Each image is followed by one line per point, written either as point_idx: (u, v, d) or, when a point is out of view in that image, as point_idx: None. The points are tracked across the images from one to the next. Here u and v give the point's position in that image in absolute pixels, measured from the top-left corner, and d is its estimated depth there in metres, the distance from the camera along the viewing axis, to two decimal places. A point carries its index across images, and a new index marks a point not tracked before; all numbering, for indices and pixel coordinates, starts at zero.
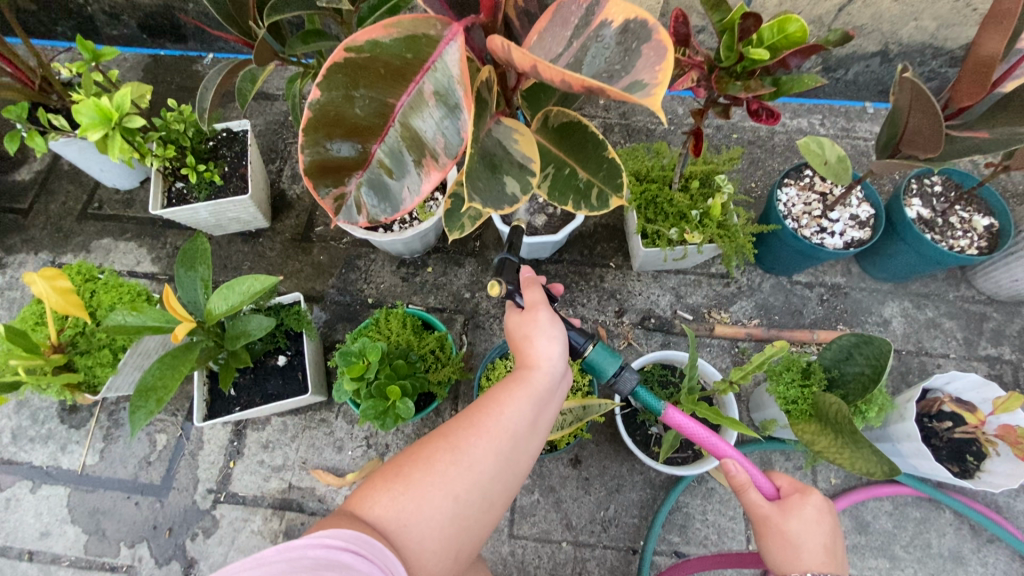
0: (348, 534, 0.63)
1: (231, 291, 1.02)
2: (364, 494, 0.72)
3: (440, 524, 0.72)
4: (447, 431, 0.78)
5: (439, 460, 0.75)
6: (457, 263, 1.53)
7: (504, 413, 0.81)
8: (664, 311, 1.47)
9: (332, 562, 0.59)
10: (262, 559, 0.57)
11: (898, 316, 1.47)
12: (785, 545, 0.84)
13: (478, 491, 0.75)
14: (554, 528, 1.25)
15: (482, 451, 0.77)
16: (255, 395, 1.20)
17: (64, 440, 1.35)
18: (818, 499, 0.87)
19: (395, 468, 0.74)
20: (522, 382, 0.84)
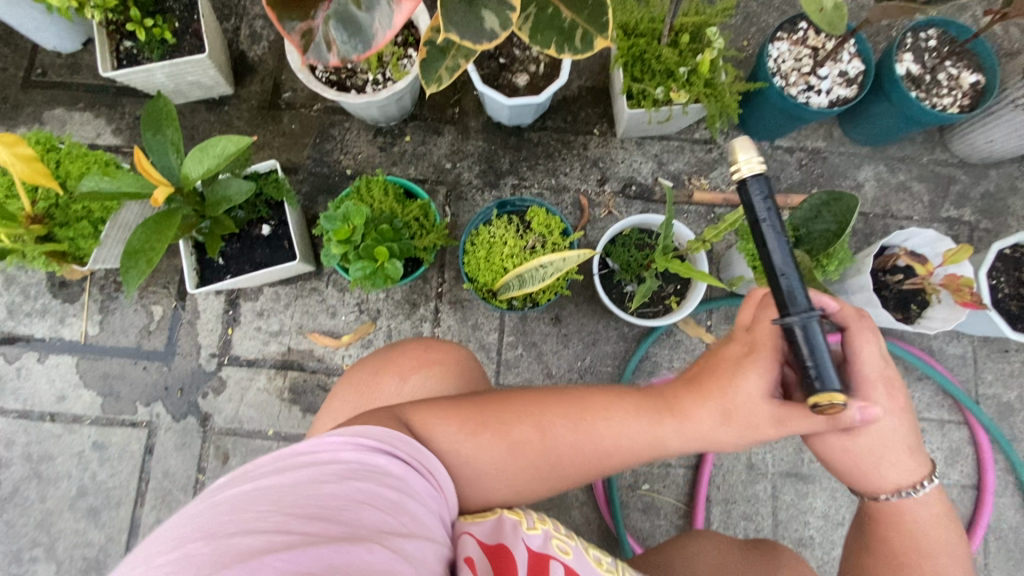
0: (396, 434, 0.69)
1: (205, 154, 0.99)
2: (430, 408, 0.76)
3: (493, 481, 0.76)
4: (556, 404, 0.77)
5: (520, 434, 0.76)
6: (436, 132, 1.48)
7: (608, 420, 0.77)
8: (646, 179, 1.48)
9: (362, 464, 0.63)
10: (292, 463, 0.62)
11: (871, 181, 1.51)
12: (873, 460, 0.73)
13: (539, 466, 0.76)
14: (535, 377, 1.38)
15: (568, 441, 0.76)
16: (243, 263, 1.22)
17: (61, 313, 1.39)
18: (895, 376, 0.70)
19: (475, 413, 0.76)
20: (658, 396, 0.77)
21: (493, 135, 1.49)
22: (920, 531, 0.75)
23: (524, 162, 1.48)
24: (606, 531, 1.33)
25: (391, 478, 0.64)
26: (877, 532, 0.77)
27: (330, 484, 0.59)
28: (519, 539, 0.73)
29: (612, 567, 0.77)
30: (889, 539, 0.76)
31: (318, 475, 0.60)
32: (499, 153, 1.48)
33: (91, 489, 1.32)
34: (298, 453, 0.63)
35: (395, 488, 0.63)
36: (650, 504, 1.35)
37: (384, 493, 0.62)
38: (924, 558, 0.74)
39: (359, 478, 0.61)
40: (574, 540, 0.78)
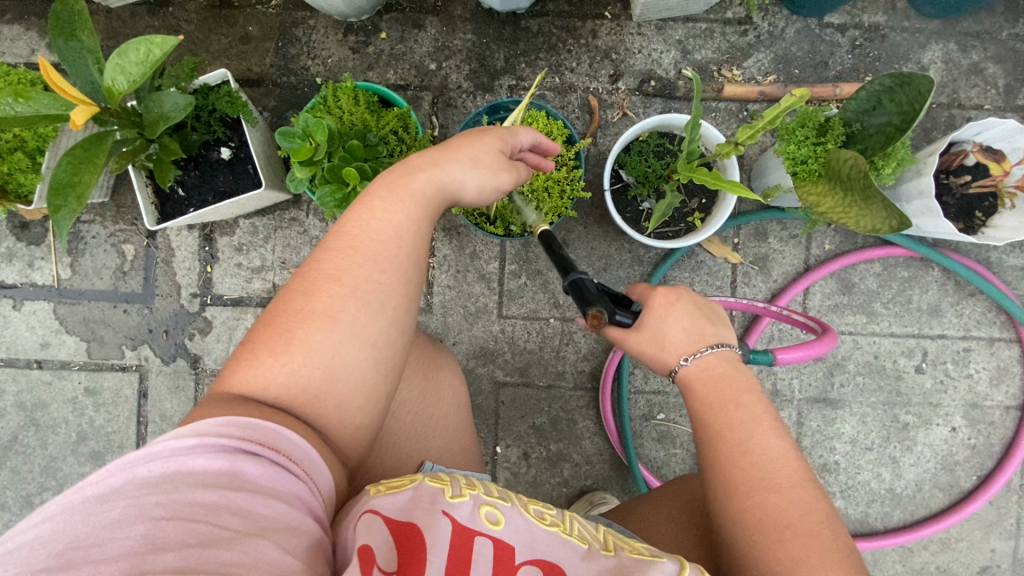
0: (225, 420, 0.58)
1: (126, 62, 0.81)
2: (238, 365, 0.65)
3: (344, 357, 0.66)
4: (273, 320, 0.66)
5: (319, 300, 0.66)
6: (417, 26, 1.26)
7: (363, 220, 0.69)
8: (667, 73, 1.25)
9: (208, 478, 0.54)
10: (106, 496, 0.51)
11: (938, 62, 1.25)
12: (650, 353, 0.81)
13: (383, 317, 0.68)
14: (542, 307, 1.28)
15: (375, 272, 0.68)
16: (206, 194, 1.08)
17: (29, 257, 1.29)
18: (664, 291, 0.82)
19: (269, 331, 0.66)
20: (340, 240, 0.69)
21: (485, 26, 1.26)
22: (717, 394, 0.77)
23: (522, 57, 1.26)
24: (619, 462, 1.28)
25: (248, 492, 0.54)
26: (697, 414, 0.78)
27: (155, 526, 0.49)
28: (440, 511, 0.65)
29: (556, 523, 0.69)
30: (706, 418, 0.76)
31: (141, 510, 0.50)
32: (492, 48, 1.26)
33: (90, 434, 1.30)
34: (119, 477, 0.52)
35: (249, 506, 0.54)
36: (666, 433, 1.28)
37: (232, 516, 0.53)
38: (749, 438, 0.73)
39: (198, 508, 0.52)
40: (510, 501, 0.69)
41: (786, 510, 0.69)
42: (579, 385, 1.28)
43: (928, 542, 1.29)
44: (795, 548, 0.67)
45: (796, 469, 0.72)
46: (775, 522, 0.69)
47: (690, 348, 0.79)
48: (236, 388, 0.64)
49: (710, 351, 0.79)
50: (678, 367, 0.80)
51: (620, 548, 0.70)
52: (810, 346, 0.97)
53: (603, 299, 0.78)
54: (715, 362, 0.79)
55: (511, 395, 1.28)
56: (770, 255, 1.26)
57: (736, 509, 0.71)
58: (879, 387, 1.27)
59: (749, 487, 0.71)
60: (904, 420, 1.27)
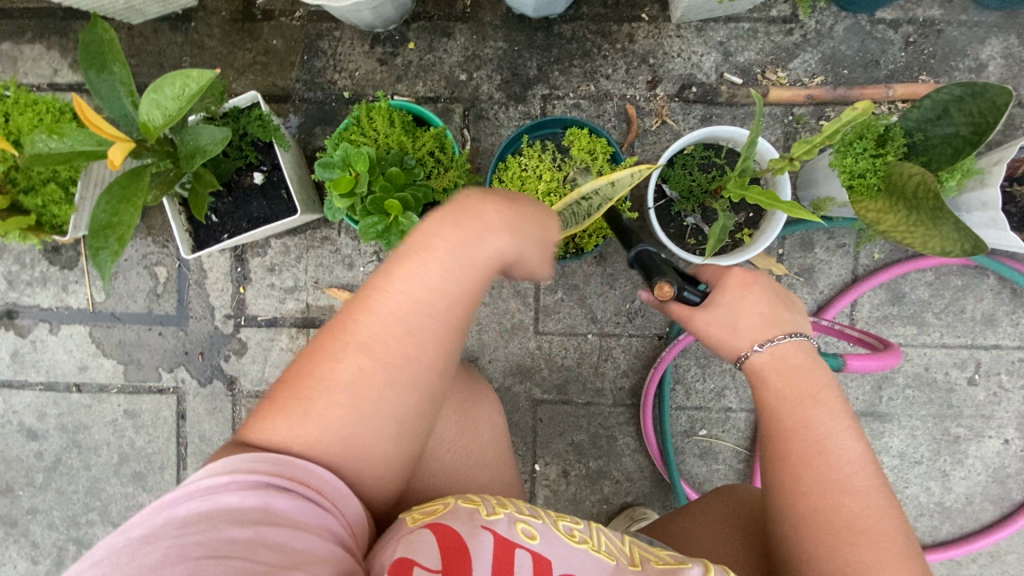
0: (254, 455, 0.58)
1: (162, 96, 0.78)
2: (263, 412, 0.62)
3: (376, 427, 0.61)
4: (298, 377, 0.62)
5: (347, 368, 0.60)
6: (446, 34, 1.21)
7: (401, 285, 0.60)
8: (708, 77, 1.20)
9: (242, 516, 0.54)
10: (150, 536, 0.53)
11: (997, 58, 1.18)
12: (717, 335, 0.76)
13: (414, 394, 0.62)
14: (579, 323, 1.25)
15: (411, 346, 0.61)
16: (240, 220, 1.06)
17: (63, 281, 1.29)
18: (739, 272, 0.76)
19: (295, 391, 0.61)
20: (378, 302, 0.60)
21: (516, 33, 1.21)
22: (792, 388, 0.71)
23: (555, 65, 1.21)
24: (660, 478, 1.26)
25: (280, 527, 0.55)
26: (768, 408, 0.72)
27: (196, 566, 0.50)
28: (479, 525, 0.65)
29: (585, 540, 0.68)
30: (779, 413, 0.71)
31: (183, 552, 0.51)
32: (523, 56, 1.21)
33: (132, 455, 1.31)
34: (158, 518, 0.54)
35: (284, 541, 0.54)
36: (708, 449, 1.26)
37: (270, 550, 0.53)
38: (826, 438, 0.68)
39: (237, 546, 0.52)
40: (542, 519, 0.69)
41: (863, 515, 0.64)
42: (619, 402, 1.26)
43: (977, 555, 1.26)
44: (865, 552, 0.63)
45: (872, 472, 0.67)
46: (847, 524, 0.64)
47: (767, 333, 0.73)
48: (259, 433, 0.61)
49: (785, 339, 0.72)
50: (749, 354, 0.73)
51: (646, 560, 0.69)
52: (884, 357, 0.96)
53: (670, 272, 0.79)
54: (792, 351, 0.72)
55: (549, 413, 1.27)
56: (816, 266, 1.21)
57: (806, 508, 0.66)
58: (929, 399, 1.24)
59: (825, 489, 0.66)
60: (955, 433, 1.24)
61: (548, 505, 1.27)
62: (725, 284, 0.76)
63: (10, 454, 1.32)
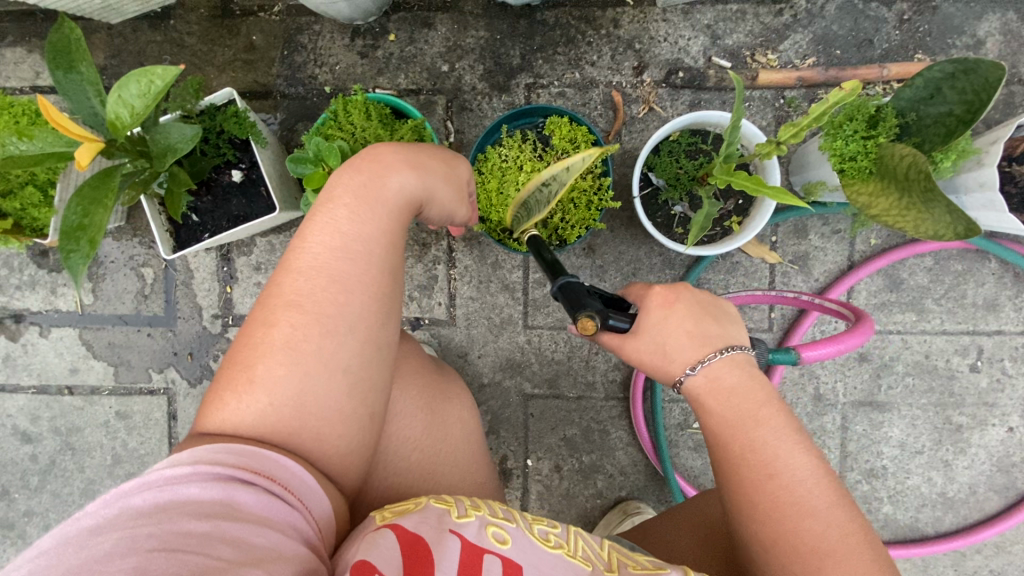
0: (217, 447, 0.59)
1: (128, 95, 0.77)
2: (211, 401, 0.65)
3: (317, 384, 0.65)
4: (237, 355, 0.66)
5: (279, 332, 0.65)
6: (426, 25, 1.19)
7: (320, 239, 0.68)
8: (695, 62, 1.17)
9: (203, 509, 0.54)
10: (103, 526, 0.52)
11: (996, 34, 1.14)
12: (649, 360, 0.73)
13: (352, 338, 0.66)
14: (569, 316, 1.23)
15: (341, 292, 0.67)
16: (220, 219, 1.05)
17: (51, 284, 1.28)
18: (660, 292, 0.73)
19: (234, 367, 0.65)
20: (300, 262, 0.67)
21: (498, 22, 1.18)
22: (733, 410, 0.68)
23: (539, 53, 1.18)
24: (654, 472, 1.24)
25: (240, 521, 0.55)
26: (715, 433, 0.70)
27: (147, 557, 0.49)
28: (447, 530, 0.64)
29: (559, 544, 0.67)
30: (726, 438, 0.68)
31: (136, 542, 0.51)
32: (506, 45, 1.18)
33: (125, 457, 1.31)
34: (112, 508, 0.53)
35: (243, 536, 0.54)
36: (703, 442, 1.24)
37: (226, 545, 0.53)
38: (775, 459, 0.65)
39: (192, 539, 0.52)
40: (515, 522, 0.68)
41: (823, 535, 0.62)
42: (611, 395, 1.24)
43: (981, 546, 1.23)
44: (829, 569, 0.61)
45: (828, 486, 0.64)
46: (803, 544, 0.62)
47: (697, 355, 0.70)
48: (211, 423, 0.64)
49: (734, 351, 0.70)
50: (684, 378, 0.71)
51: (624, 566, 0.67)
52: (842, 339, 0.86)
53: (594, 299, 0.72)
54: (724, 367, 0.70)
55: (540, 408, 1.25)
56: (810, 253, 1.18)
57: (765, 534, 0.64)
58: (930, 388, 1.20)
59: (775, 511, 0.64)
60: (957, 422, 1.21)
61: (541, 501, 1.26)
62: (651, 304, 0.73)
63: (5, 457, 1.33)
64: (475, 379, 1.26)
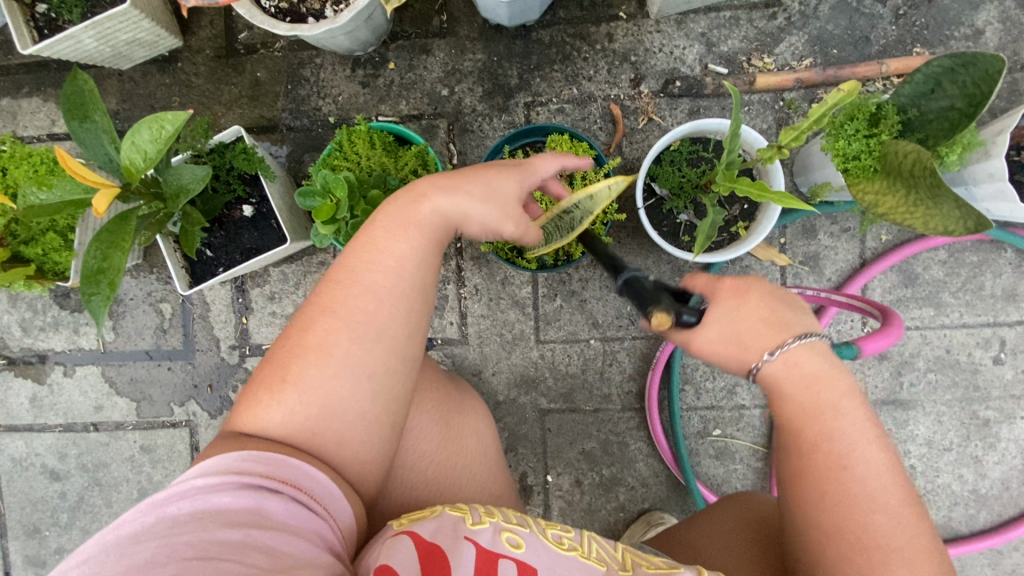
0: (247, 455, 0.60)
1: (141, 140, 0.80)
2: (246, 402, 0.66)
3: (346, 391, 0.65)
4: (275, 355, 0.67)
5: (314, 338, 0.66)
6: (424, 51, 1.22)
7: (359, 249, 0.69)
8: (692, 70, 1.17)
9: (234, 517, 0.55)
10: (138, 536, 0.53)
11: (994, 24, 1.13)
12: (721, 351, 0.68)
13: (379, 347, 0.67)
14: (580, 328, 1.23)
15: (372, 302, 0.67)
16: (233, 253, 1.07)
17: (74, 324, 1.32)
18: (731, 281, 0.69)
19: (274, 367, 0.66)
20: (339, 269, 0.69)
21: (494, 43, 1.20)
22: (810, 400, 0.66)
23: (536, 71, 1.20)
24: (676, 482, 1.23)
25: (271, 529, 0.56)
26: (787, 424, 0.68)
27: (184, 564, 0.51)
28: (462, 536, 0.65)
29: (574, 548, 0.67)
30: (800, 427, 0.67)
31: (174, 550, 0.52)
32: (504, 65, 1.20)
33: (151, 490, 1.33)
34: (149, 517, 0.54)
35: (275, 543, 0.55)
36: (724, 450, 1.22)
37: (259, 552, 0.54)
38: (852, 452, 0.65)
39: (226, 546, 0.53)
40: (529, 527, 0.68)
41: (890, 531, 0.63)
42: (627, 406, 1.24)
43: (1019, 543, 1.19)
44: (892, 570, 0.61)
45: (898, 483, 0.64)
46: (870, 540, 0.62)
47: (775, 340, 0.66)
48: (245, 423, 0.65)
49: (812, 339, 0.66)
50: (761, 364, 0.66)
51: (637, 566, 0.68)
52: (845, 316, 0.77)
53: (664, 296, 0.67)
54: (807, 357, 0.66)
55: (557, 422, 1.25)
56: (821, 253, 1.17)
57: (829, 526, 0.64)
58: (953, 383, 1.18)
59: (851, 505, 0.64)
60: (985, 416, 1.18)
61: (563, 516, 1.25)
62: (726, 288, 0.69)
63: (35, 496, 1.36)
64: (490, 397, 1.26)
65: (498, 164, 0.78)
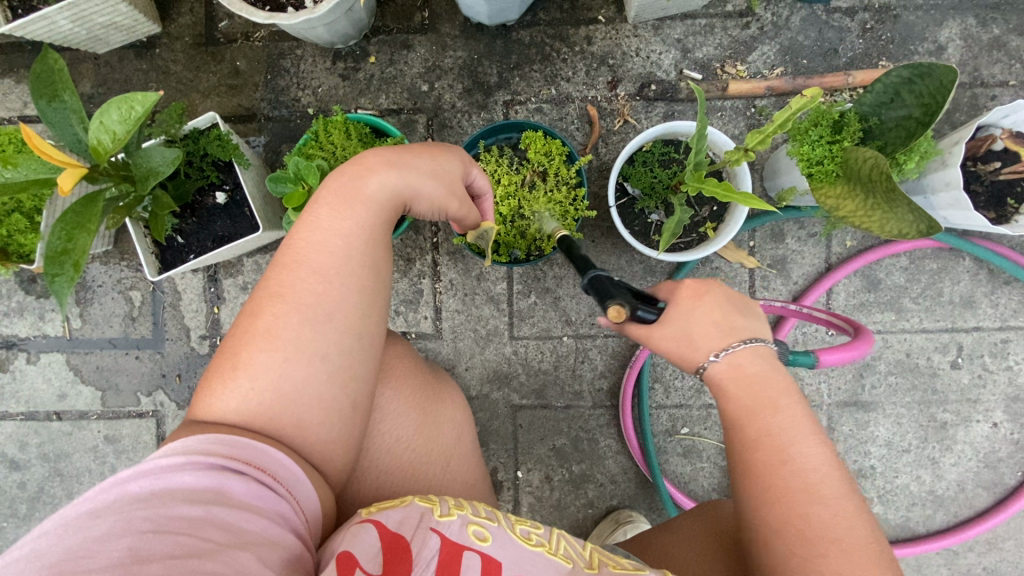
0: (205, 436, 0.60)
1: (110, 121, 0.80)
2: (202, 390, 0.66)
3: (299, 374, 0.65)
4: (228, 343, 0.67)
5: (264, 324, 0.66)
6: (405, 46, 1.22)
7: (307, 233, 0.70)
8: (668, 74, 1.20)
9: (194, 495, 0.55)
10: (97, 511, 0.53)
11: (956, 40, 1.18)
12: (674, 349, 0.72)
13: (332, 327, 0.67)
14: (554, 325, 1.24)
15: (322, 283, 0.68)
16: (205, 240, 1.06)
17: (39, 310, 1.29)
18: (690, 284, 0.73)
19: (225, 356, 0.66)
20: (288, 254, 0.69)
21: (475, 41, 1.22)
22: (752, 398, 0.68)
23: (515, 71, 1.21)
24: (645, 479, 1.25)
25: (231, 508, 0.56)
26: (731, 416, 0.70)
27: (141, 538, 0.51)
28: (428, 528, 0.65)
29: (541, 543, 0.68)
30: (742, 422, 0.68)
31: (129, 525, 0.52)
32: (484, 63, 1.22)
33: None
34: (110, 494, 0.54)
35: (235, 522, 0.55)
36: (692, 448, 1.24)
37: (216, 529, 0.54)
38: (791, 445, 0.65)
39: (184, 523, 0.53)
40: (497, 522, 0.69)
41: (829, 521, 0.62)
42: (598, 403, 1.25)
43: (974, 543, 1.23)
44: (833, 561, 0.61)
45: (840, 476, 0.65)
46: (812, 532, 0.62)
47: (721, 342, 0.70)
48: (200, 410, 0.65)
49: (757, 342, 0.70)
50: (707, 365, 0.70)
51: (603, 565, 0.68)
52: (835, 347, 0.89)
53: (622, 290, 0.71)
54: (749, 358, 0.69)
55: (529, 418, 1.26)
56: (788, 256, 1.20)
57: (773, 517, 0.64)
58: (913, 386, 1.22)
59: (792, 497, 0.64)
60: (942, 419, 1.22)
61: (532, 512, 1.26)
62: (682, 294, 0.72)
63: None
64: (463, 392, 1.26)
65: (446, 151, 0.79)
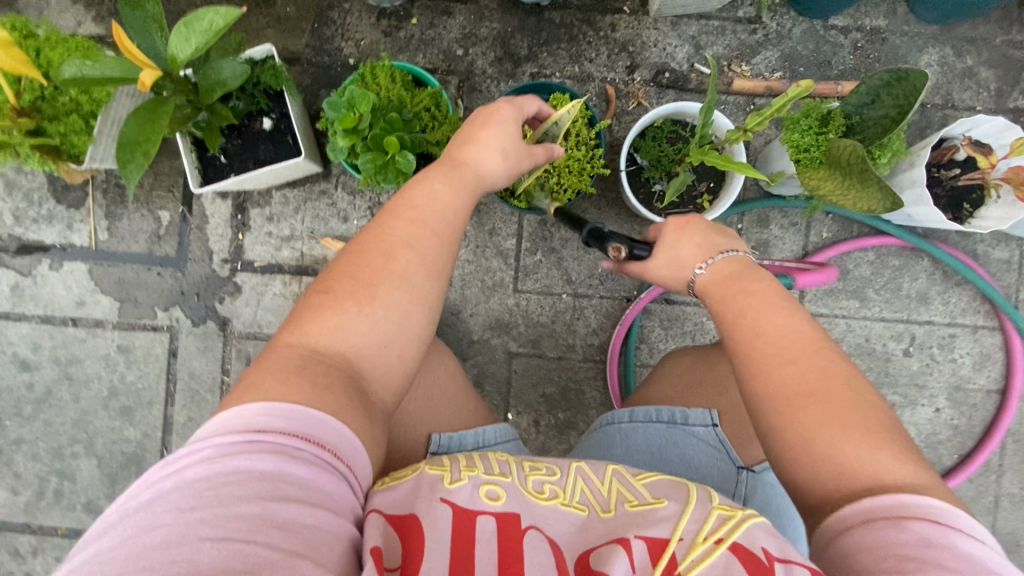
0: (269, 410, 0.56)
1: (189, 32, 0.88)
2: (312, 321, 0.68)
3: (416, 321, 0.73)
4: (351, 277, 0.71)
5: (394, 269, 0.72)
6: (446, 13, 1.33)
7: (429, 195, 0.79)
8: (680, 66, 1.33)
9: (250, 492, 0.50)
10: (148, 512, 0.48)
11: (934, 66, 1.33)
12: (669, 275, 0.85)
13: (443, 287, 0.77)
14: (555, 283, 1.35)
15: (439, 245, 0.77)
16: (246, 161, 1.15)
17: (68, 219, 1.35)
18: (676, 218, 0.87)
19: (345, 291, 0.70)
20: (412, 211, 0.77)
21: (510, 16, 1.33)
22: (728, 291, 0.76)
23: (544, 47, 1.33)
24: None
25: (289, 502, 0.51)
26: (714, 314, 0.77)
27: (197, 546, 0.46)
28: (437, 498, 0.61)
29: (554, 495, 0.65)
30: (720, 314, 0.75)
31: (186, 527, 0.47)
32: (516, 37, 1.33)
33: (121, 390, 1.37)
34: (165, 485, 0.50)
35: (293, 518, 0.50)
36: None
37: (276, 530, 0.49)
38: (761, 318, 0.70)
39: (241, 524, 0.48)
40: (509, 478, 0.66)
41: (804, 376, 0.64)
42: (588, 357, 1.36)
43: None
44: (815, 411, 0.62)
45: (813, 337, 0.67)
46: (793, 391, 0.64)
47: (704, 256, 0.81)
48: (308, 341, 0.67)
49: (742, 250, 0.82)
50: (693, 277, 0.82)
51: (621, 503, 0.65)
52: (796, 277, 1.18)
53: (620, 236, 0.89)
54: (728, 263, 0.79)
55: (523, 365, 1.36)
56: (771, 241, 1.34)
57: (757, 389, 0.67)
58: (869, 368, 1.36)
59: (767, 361, 0.67)
60: (891, 400, 1.36)
61: None
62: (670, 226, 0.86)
63: (1, 384, 1.37)
64: (465, 336, 1.36)
65: (500, 102, 0.93)
